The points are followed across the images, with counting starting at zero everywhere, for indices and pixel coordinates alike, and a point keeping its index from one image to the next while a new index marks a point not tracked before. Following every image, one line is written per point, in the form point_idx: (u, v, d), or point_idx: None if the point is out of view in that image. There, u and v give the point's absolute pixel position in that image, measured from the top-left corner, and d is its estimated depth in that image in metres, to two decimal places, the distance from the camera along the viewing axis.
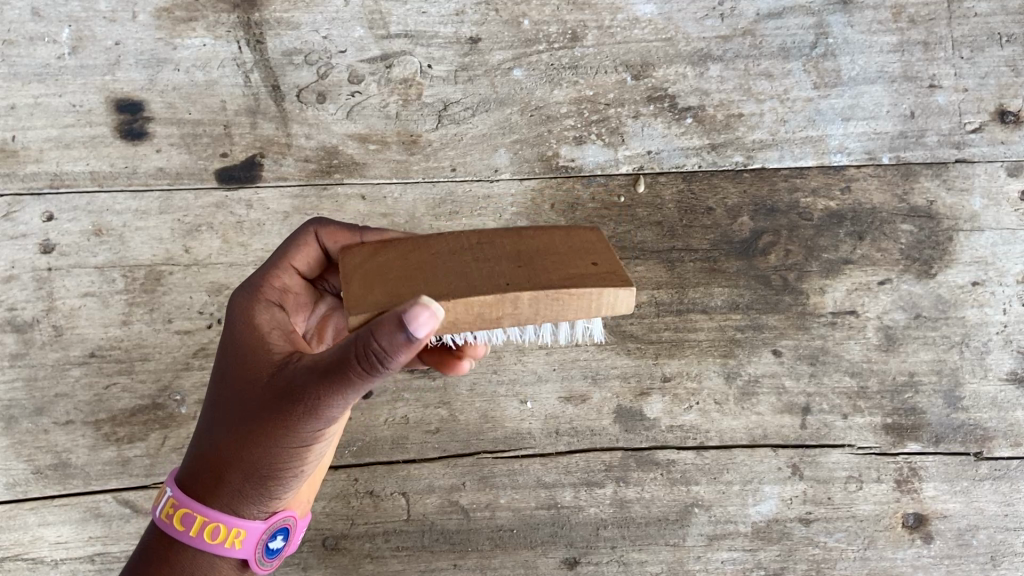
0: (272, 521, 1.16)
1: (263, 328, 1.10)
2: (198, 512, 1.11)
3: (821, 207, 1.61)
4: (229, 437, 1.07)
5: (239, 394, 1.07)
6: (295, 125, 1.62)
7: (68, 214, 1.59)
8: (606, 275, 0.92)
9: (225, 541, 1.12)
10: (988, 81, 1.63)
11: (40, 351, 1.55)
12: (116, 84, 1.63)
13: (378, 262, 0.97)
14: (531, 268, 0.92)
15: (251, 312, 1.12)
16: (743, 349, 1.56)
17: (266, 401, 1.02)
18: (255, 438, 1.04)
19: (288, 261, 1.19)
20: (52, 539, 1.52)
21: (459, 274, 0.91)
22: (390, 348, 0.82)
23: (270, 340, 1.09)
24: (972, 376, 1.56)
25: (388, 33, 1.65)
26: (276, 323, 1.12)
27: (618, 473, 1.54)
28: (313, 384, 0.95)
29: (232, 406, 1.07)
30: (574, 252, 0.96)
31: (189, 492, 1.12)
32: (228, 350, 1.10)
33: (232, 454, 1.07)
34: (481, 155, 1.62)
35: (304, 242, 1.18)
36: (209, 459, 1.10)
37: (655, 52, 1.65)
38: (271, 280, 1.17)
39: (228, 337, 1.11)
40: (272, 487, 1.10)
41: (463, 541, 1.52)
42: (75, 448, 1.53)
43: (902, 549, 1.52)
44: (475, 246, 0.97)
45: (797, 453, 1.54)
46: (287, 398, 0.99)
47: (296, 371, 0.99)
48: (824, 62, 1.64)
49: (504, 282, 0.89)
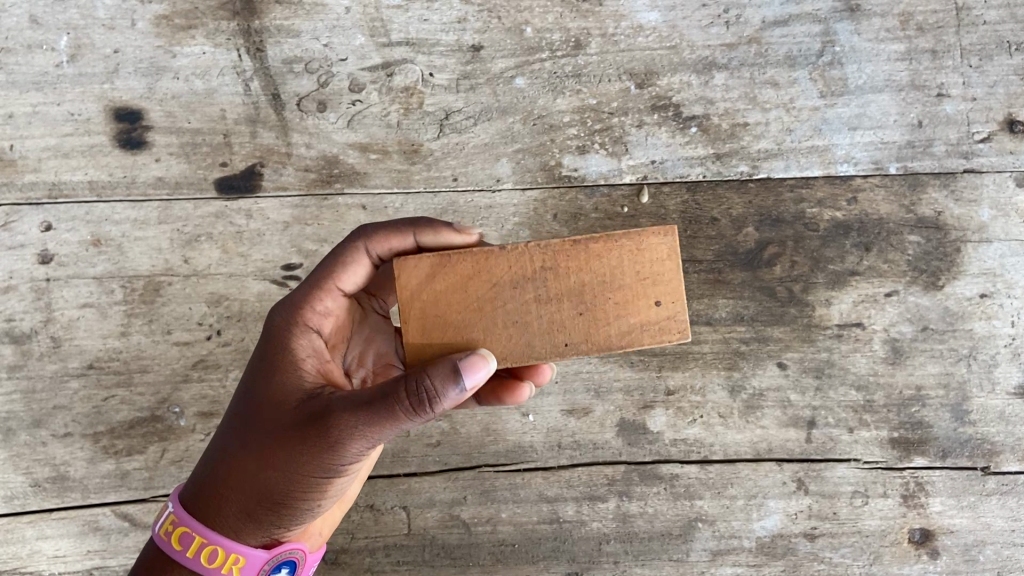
0: (274, 552, 1.15)
1: (298, 353, 1.10)
2: (198, 534, 1.12)
3: (827, 218, 1.59)
4: (241, 455, 1.08)
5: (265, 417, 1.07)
6: (294, 134, 1.61)
7: (66, 224, 1.58)
8: (665, 322, 1.02)
9: (222, 567, 1.12)
10: (997, 90, 1.61)
11: (38, 362, 1.54)
12: (115, 93, 1.62)
13: (441, 288, 1.03)
14: (593, 315, 1.02)
15: (286, 332, 1.11)
16: (747, 361, 1.54)
17: (292, 428, 1.03)
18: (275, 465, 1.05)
19: (334, 280, 1.15)
20: (50, 553, 1.51)
21: (521, 323, 1.02)
22: (442, 389, 0.93)
23: (302, 365, 1.09)
24: (980, 390, 1.54)
25: (389, 41, 1.64)
26: (313, 350, 1.11)
27: (621, 487, 1.52)
28: (350, 418, 0.97)
29: (254, 426, 1.08)
30: (639, 283, 1.02)
31: (192, 511, 1.13)
32: (257, 371, 1.10)
33: (246, 477, 1.08)
34: (484, 165, 1.60)
35: (355, 260, 1.16)
36: (217, 481, 1.10)
37: (660, 61, 1.63)
38: (314, 302, 1.14)
39: (258, 356, 1.11)
40: (281, 518, 1.10)
41: (464, 556, 1.51)
42: (74, 461, 1.52)
43: (907, 565, 1.51)
44: (540, 279, 1.02)
45: (801, 468, 1.52)
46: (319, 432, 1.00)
47: (330, 401, 1.02)
48: (830, 70, 1.62)
49: (565, 341, 1.02)
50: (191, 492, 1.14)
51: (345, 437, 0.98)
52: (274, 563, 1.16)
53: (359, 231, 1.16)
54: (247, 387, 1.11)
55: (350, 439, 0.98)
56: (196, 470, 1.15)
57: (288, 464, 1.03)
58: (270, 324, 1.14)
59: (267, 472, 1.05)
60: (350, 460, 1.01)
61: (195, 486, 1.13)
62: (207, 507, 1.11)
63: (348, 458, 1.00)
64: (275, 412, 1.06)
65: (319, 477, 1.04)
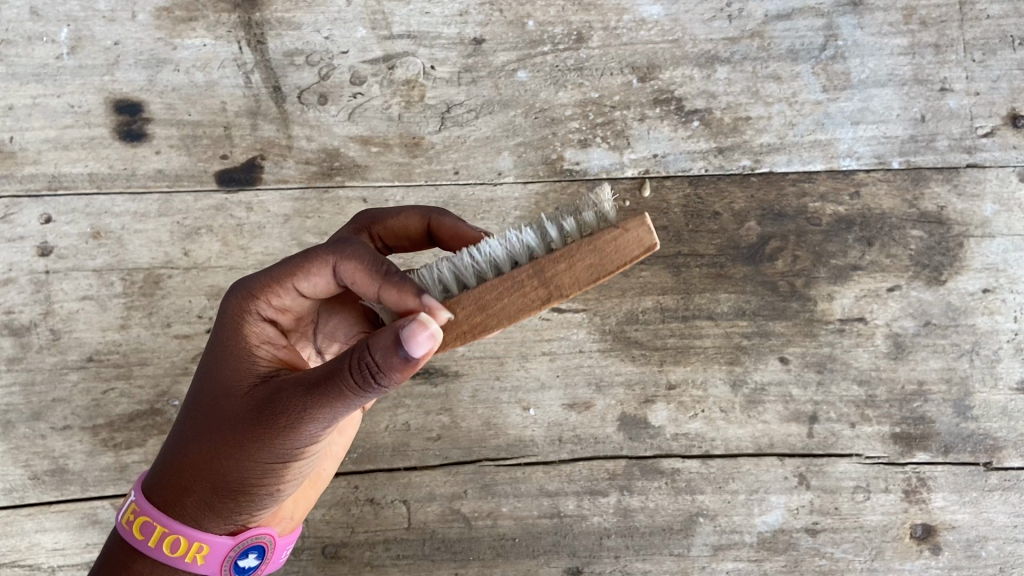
0: (239, 538, 1.15)
1: (250, 340, 1.06)
2: (161, 524, 1.12)
3: (830, 212, 1.58)
4: (198, 443, 1.08)
5: (217, 404, 1.07)
6: (295, 127, 1.60)
7: (66, 217, 1.57)
8: None
9: (186, 555, 1.13)
10: (1001, 84, 1.60)
11: (37, 355, 1.53)
12: (115, 84, 1.61)
13: None
14: None
15: (239, 320, 1.07)
16: (749, 356, 1.54)
17: (245, 414, 1.03)
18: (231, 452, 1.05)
19: (291, 283, 1.06)
20: (48, 546, 1.50)
21: None
22: (386, 364, 0.90)
23: (254, 350, 1.07)
24: (983, 385, 1.54)
25: (390, 33, 1.63)
26: (266, 337, 1.08)
27: (622, 482, 1.52)
28: (302, 401, 0.98)
29: (208, 414, 1.07)
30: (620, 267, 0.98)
31: (153, 500, 1.13)
32: (212, 358, 1.09)
33: (204, 464, 1.07)
34: (486, 159, 1.60)
35: (316, 271, 1.04)
36: (176, 470, 1.10)
37: (662, 54, 1.62)
38: (272, 298, 1.07)
39: (211, 342, 1.10)
40: (241, 505, 1.10)
41: (464, 550, 1.50)
42: (73, 454, 1.51)
43: (910, 560, 1.50)
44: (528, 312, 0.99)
45: (803, 463, 1.52)
46: (273, 416, 1.01)
47: (283, 385, 1.01)
48: (833, 64, 1.62)
49: None
50: (150, 481, 1.14)
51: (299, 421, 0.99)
52: (240, 549, 1.16)
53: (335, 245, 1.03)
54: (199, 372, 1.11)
55: (306, 422, 0.99)
56: (157, 458, 1.14)
57: (244, 449, 1.04)
58: (222, 309, 1.09)
59: (222, 460, 1.06)
60: (304, 444, 1.03)
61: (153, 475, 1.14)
62: (167, 495, 1.11)
63: (303, 440, 1.02)
64: (231, 399, 1.05)
65: (276, 461, 1.05)
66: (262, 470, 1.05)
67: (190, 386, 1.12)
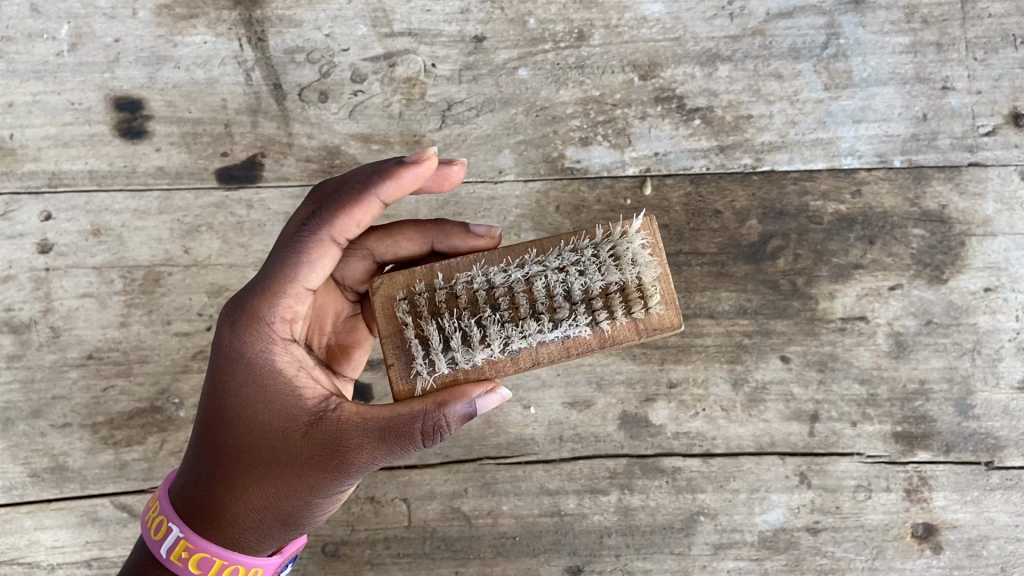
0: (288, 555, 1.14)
1: (288, 370, 1.03)
2: (218, 558, 1.06)
3: (831, 211, 1.58)
4: (247, 480, 1.03)
5: (261, 437, 1.02)
6: (296, 124, 1.60)
7: (66, 214, 1.57)
8: None
9: None
10: (1002, 83, 1.60)
11: (37, 352, 1.53)
12: (116, 82, 1.61)
13: None
14: None
15: (269, 351, 1.02)
16: (750, 355, 1.53)
17: (307, 453, 1.01)
18: (285, 487, 1.03)
19: (300, 281, 1.04)
20: (48, 544, 1.50)
21: None
22: (460, 420, 0.98)
23: (298, 383, 1.03)
24: (984, 384, 1.53)
25: (391, 31, 1.63)
26: (300, 360, 1.05)
27: (623, 480, 1.51)
28: (370, 440, 0.99)
29: (256, 452, 1.02)
30: None
31: (199, 534, 1.06)
32: (247, 395, 1.02)
33: (260, 500, 1.04)
34: (486, 157, 1.59)
35: (320, 254, 1.04)
36: (222, 504, 1.05)
37: (663, 52, 1.62)
38: (285, 313, 1.04)
39: (241, 379, 1.02)
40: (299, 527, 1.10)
41: (464, 548, 1.50)
42: (73, 451, 1.51)
43: (910, 559, 1.50)
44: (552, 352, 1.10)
45: (804, 462, 1.51)
46: (335, 453, 1.00)
47: (346, 426, 1.00)
48: (835, 63, 1.61)
49: None
50: (185, 507, 1.07)
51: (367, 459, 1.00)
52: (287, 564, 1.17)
53: (320, 219, 1.05)
54: (229, 406, 1.03)
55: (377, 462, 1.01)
56: (190, 493, 1.07)
57: (301, 486, 1.02)
58: (239, 340, 1.02)
59: (282, 494, 1.03)
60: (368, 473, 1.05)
61: (188, 501, 1.07)
62: (217, 531, 1.06)
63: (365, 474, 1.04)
64: (283, 438, 1.01)
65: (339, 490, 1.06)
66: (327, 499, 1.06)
67: (220, 424, 1.04)
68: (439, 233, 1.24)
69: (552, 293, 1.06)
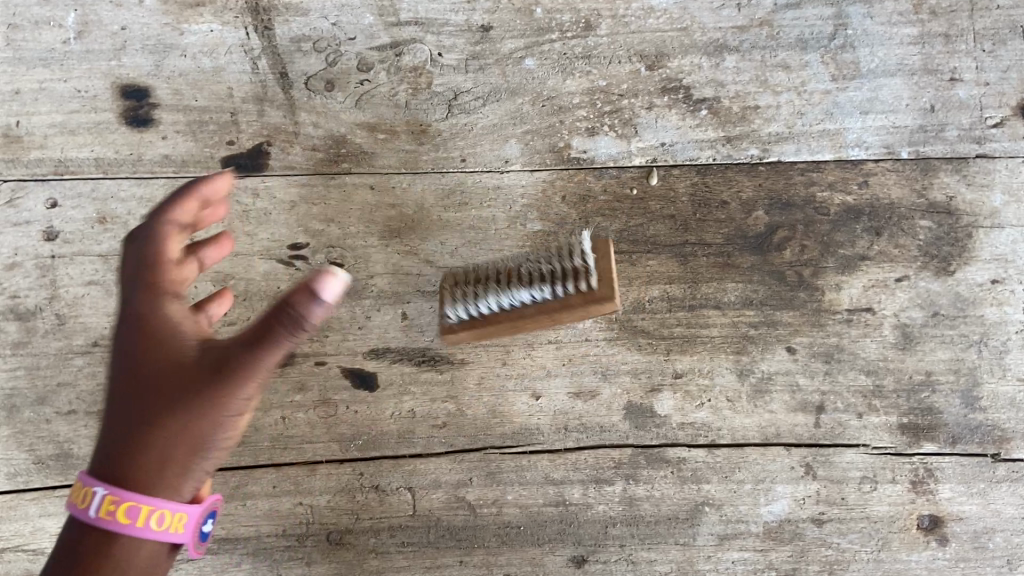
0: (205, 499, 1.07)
1: (175, 317, 1.09)
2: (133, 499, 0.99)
3: (838, 202, 1.58)
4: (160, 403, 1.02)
5: (161, 363, 1.05)
6: (302, 113, 1.60)
7: (72, 202, 1.57)
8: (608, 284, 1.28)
9: (165, 526, 1.02)
10: (1010, 75, 1.59)
11: (42, 339, 1.53)
12: (122, 70, 1.60)
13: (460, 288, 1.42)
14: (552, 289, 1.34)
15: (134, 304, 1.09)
16: (756, 346, 1.53)
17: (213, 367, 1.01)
18: (190, 402, 1.02)
19: (153, 254, 1.12)
20: (52, 531, 1.50)
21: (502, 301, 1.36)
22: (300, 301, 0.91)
23: (179, 326, 1.08)
24: (991, 376, 1.53)
25: (398, 20, 1.62)
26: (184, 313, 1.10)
27: (628, 470, 1.51)
28: (239, 344, 1.00)
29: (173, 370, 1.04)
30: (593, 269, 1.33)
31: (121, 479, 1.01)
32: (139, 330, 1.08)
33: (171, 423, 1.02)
34: (493, 146, 1.59)
35: (161, 234, 1.13)
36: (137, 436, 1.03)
37: (670, 42, 1.61)
38: (152, 274, 1.11)
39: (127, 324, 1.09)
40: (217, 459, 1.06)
41: (469, 537, 1.50)
42: (78, 438, 1.51)
43: (916, 551, 1.50)
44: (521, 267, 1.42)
45: (810, 453, 1.51)
46: (231, 371, 1.00)
47: (226, 346, 1.02)
48: (842, 54, 1.61)
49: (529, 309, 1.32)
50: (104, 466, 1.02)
51: (240, 364, 1.00)
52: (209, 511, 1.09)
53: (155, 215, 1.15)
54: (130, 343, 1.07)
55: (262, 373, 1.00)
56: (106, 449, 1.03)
57: (205, 398, 1.01)
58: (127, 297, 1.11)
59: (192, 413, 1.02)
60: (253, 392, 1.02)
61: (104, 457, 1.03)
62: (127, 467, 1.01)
63: (254, 390, 1.02)
64: (172, 364, 1.04)
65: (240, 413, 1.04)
66: (233, 421, 1.04)
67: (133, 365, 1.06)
68: (201, 182, 1.16)
69: (534, 275, 1.36)
